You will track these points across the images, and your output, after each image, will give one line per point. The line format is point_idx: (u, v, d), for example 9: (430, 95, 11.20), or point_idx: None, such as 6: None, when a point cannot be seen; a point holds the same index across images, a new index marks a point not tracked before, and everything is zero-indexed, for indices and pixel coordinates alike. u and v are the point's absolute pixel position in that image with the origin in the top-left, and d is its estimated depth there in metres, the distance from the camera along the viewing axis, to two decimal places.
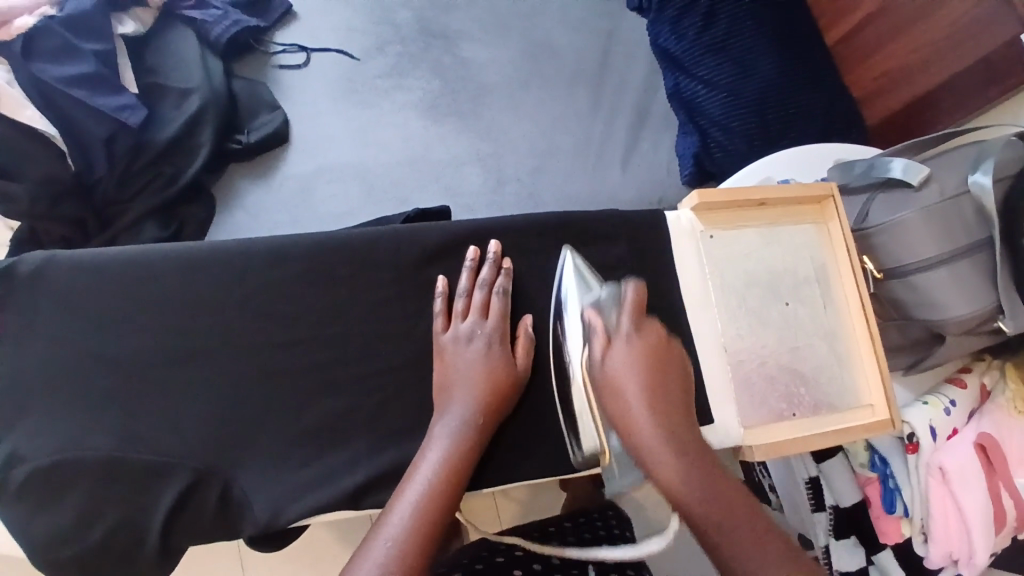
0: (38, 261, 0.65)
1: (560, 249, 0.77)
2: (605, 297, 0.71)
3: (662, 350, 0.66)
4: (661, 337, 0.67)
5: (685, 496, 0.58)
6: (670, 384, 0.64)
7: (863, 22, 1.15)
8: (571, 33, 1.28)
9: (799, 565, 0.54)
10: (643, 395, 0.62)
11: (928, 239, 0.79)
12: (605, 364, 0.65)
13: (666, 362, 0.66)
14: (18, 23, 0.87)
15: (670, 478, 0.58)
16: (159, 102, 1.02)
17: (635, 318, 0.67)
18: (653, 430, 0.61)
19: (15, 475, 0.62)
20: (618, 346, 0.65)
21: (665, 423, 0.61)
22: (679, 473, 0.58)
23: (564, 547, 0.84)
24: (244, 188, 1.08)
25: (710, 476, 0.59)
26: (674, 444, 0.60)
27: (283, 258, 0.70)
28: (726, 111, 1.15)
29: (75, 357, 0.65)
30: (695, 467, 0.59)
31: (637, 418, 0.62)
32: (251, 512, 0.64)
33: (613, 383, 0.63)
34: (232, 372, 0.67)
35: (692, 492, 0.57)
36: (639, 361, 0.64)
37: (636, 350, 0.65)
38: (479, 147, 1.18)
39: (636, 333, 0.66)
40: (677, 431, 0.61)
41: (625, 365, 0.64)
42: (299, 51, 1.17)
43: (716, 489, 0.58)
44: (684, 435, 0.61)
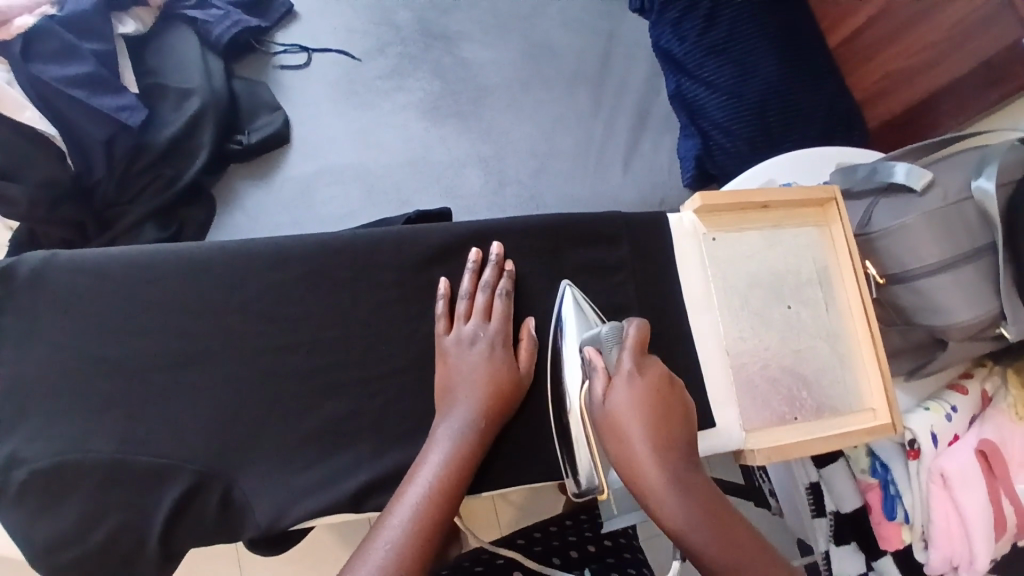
0: (38, 262, 0.65)
1: (559, 282, 0.77)
2: (607, 334, 0.67)
3: (668, 390, 0.61)
4: (666, 377, 0.62)
5: (696, 545, 0.54)
6: (677, 425, 0.60)
7: (865, 25, 1.14)
8: (572, 34, 1.28)
9: None
10: (647, 439, 0.57)
11: (931, 244, 0.79)
12: (605, 404, 0.60)
13: (672, 404, 0.61)
14: (18, 23, 0.87)
15: (681, 527, 0.54)
16: (159, 103, 1.02)
17: (637, 355, 0.63)
18: (661, 474, 0.56)
19: (14, 478, 0.62)
20: (621, 386, 0.60)
21: (671, 464, 0.57)
22: (690, 521, 0.54)
23: (556, 548, 0.85)
24: (243, 190, 1.07)
25: (720, 521, 0.55)
26: (683, 490, 0.56)
27: (284, 259, 0.69)
28: (728, 113, 1.14)
29: (75, 358, 0.65)
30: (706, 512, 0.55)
31: (643, 462, 0.57)
32: (252, 515, 0.64)
33: (614, 425, 0.59)
34: (233, 374, 0.67)
35: (706, 543, 0.53)
36: (642, 401, 0.59)
37: (638, 390, 0.60)
38: (480, 147, 1.18)
39: (639, 372, 0.61)
40: (684, 471, 0.57)
41: (627, 405, 0.59)
42: (300, 52, 1.17)
43: (728, 535, 0.54)
44: (691, 477, 0.57)
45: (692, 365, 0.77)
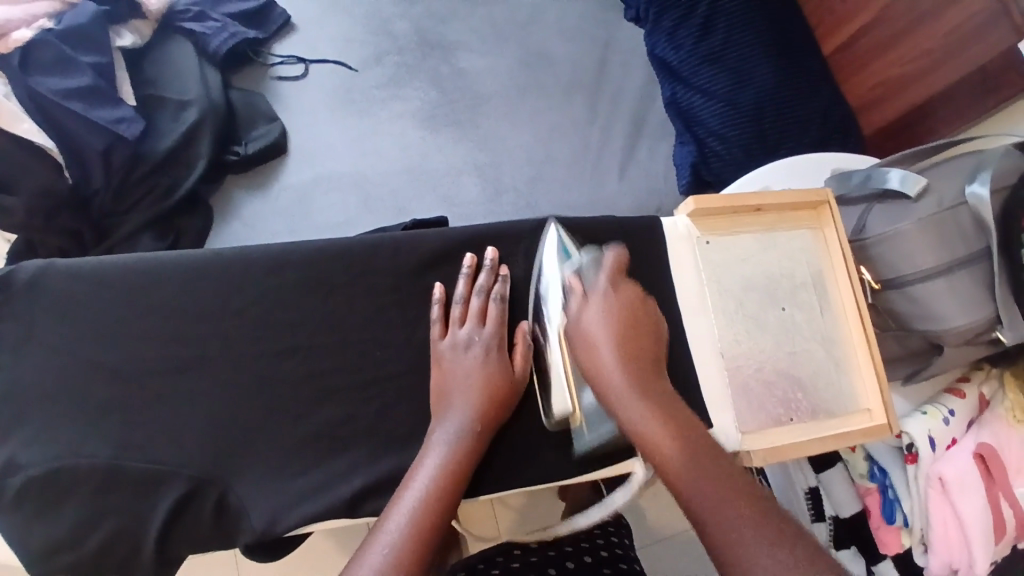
0: (36, 269, 0.65)
1: (546, 220, 0.77)
2: (586, 260, 0.71)
3: (638, 309, 0.67)
4: (637, 297, 0.68)
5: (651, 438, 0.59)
6: (644, 340, 0.66)
7: (860, 32, 1.15)
8: (568, 43, 1.29)
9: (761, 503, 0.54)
10: (614, 349, 0.64)
11: (924, 249, 0.79)
12: (579, 321, 0.66)
13: (641, 321, 0.67)
14: (16, 36, 0.88)
15: (638, 422, 0.60)
16: (157, 114, 1.02)
17: (612, 279, 0.68)
18: (622, 375, 0.63)
19: (11, 485, 0.62)
20: (594, 304, 0.67)
21: (633, 370, 0.63)
22: (645, 417, 0.60)
23: (564, 554, 0.85)
24: (241, 200, 1.08)
25: (677, 421, 0.61)
26: (646, 397, 0.62)
27: (281, 267, 0.70)
28: (724, 120, 1.15)
29: (72, 365, 0.65)
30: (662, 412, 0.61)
31: (607, 368, 0.63)
32: (248, 520, 0.64)
33: (585, 338, 0.65)
34: (230, 381, 0.67)
35: (659, 434, 0.59)
36: (612, 318, 0.66)
37: (610, 307, 0.66)
38: (477, 155, 1.18)
39: (612, 293, 0.67)
40: (646, 378, 0.63)
41: (598, 321, 0.65)
42: (298, 63, 1.17)
43: (682, 432, 0.60)
44: (655, 389, 0.63)
45: (687, 370, 0.77)
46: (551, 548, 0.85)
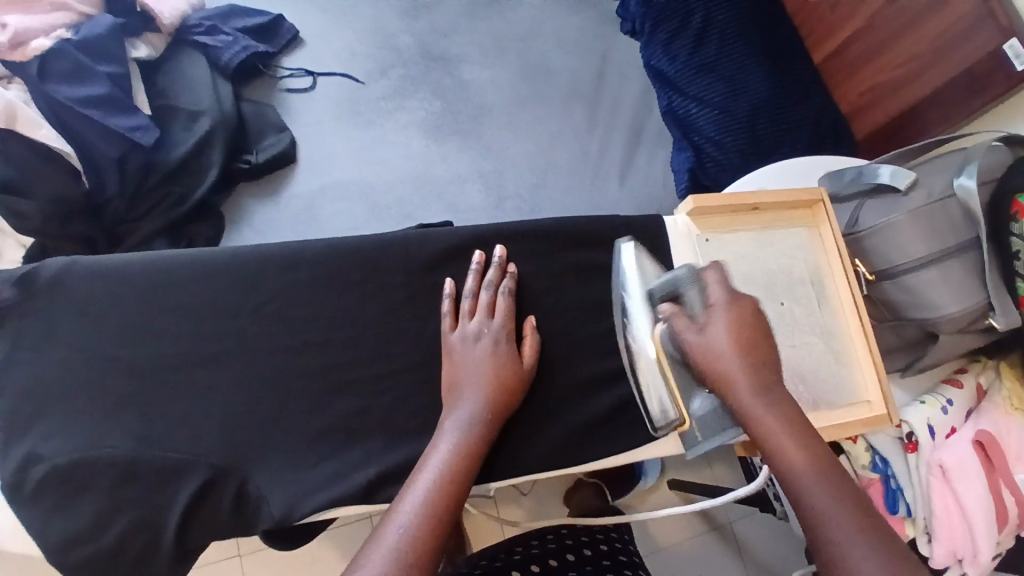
0: (60, 266, 0.67)
1: (618, 241, 0.80)
2: (680, 275, 0.68)
3: (762, 323, 0.63)
4: (758, 308, 0.64)
5: (772, 441, 0.57)
6: (768, 355, 0.62)
7: (848, 40, 1.19)
8: (567, 55, 1.33)
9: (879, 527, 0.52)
10: (739, 362, 0.60)
11: (916, 239, 0.83)
12: (699, 341, 0.62)
13: (761, 333, 0.63)
14: (34, 45, 0.91)
15: (760, 423, 0.58)
16: (170, 124, 1.05)
17: (725, 293, 0.64)
18: (750, 383, 0.59)
19: (32, 475, 0.63)
20: (716, 319, 0.62)
21: (761, 379, 0.60)
22: (768, 420, 0.58)
23: (567, 547, 0.86)
24: (252, 207, 1.11)
25: (804, 430, 0.58)
26: (766, 394, 0.59)
27: (297, 263, 0.72)
28: (720, 127, 1.19)
29: (90, 357, 0.66)
30: (792, 419, 0.58)
31: (733, 374, 0.60)
32: (267, 507, 0.65)
33: (710, 353, 0.61)
34: (245, 374, 0.68)
35: (781, 442, 0.57)
36: (735, 333, 0.61)
37: (733, 325, 0.62)
38: (480, 164, 1.21)
39: (731, 307, 0.63)
40: (773, 389, 0.60)
41: (725, 338, 0.61)
42: (306, 76, 1.21)
43: (806, 440, 0.57)
44: (779, 390, 0.60)
45: None
46: (554, 542, 0.87)
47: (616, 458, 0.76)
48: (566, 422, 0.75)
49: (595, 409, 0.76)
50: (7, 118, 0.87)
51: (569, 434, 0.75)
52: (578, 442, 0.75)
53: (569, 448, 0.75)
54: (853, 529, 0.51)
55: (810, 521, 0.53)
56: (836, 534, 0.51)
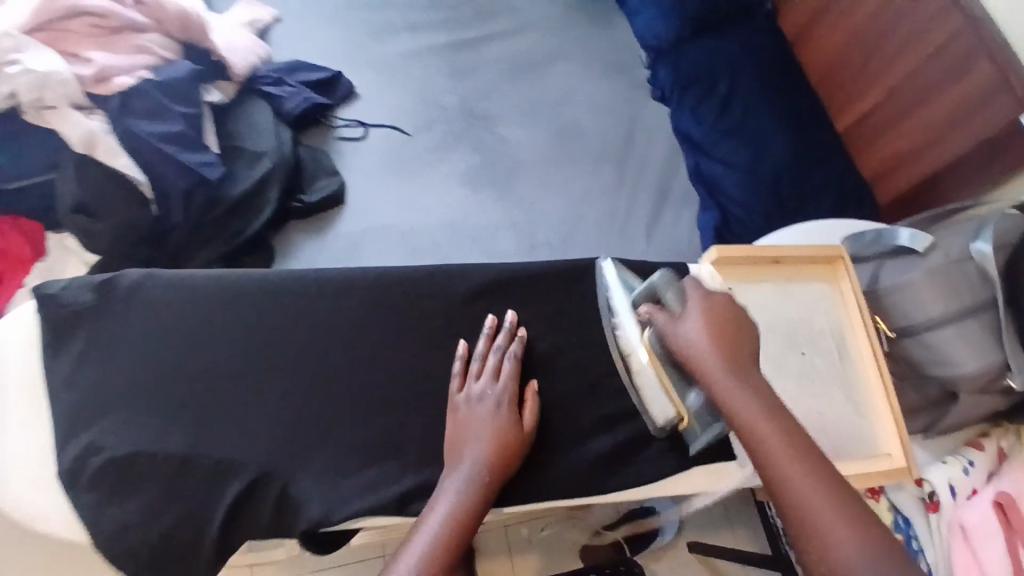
0: (138, 278, 0.74)
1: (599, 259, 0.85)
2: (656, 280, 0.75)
3: (733, 314, 0.71)
4: (728, 301, 0.71)
5: (747, 421, 0.64)
6: (741, 340, 0.69)
7: (870, 111, 1.25)
8: (600, 117, 1.40)
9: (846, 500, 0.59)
10: (713, 348, 0.68)
11: (934, 297, 0.86)
12: (680, 335, 0.69)
13: (734, 322, 0.70)
14: (117, 80, 1.03)
15: (735, 405, 0.65)
16: (234, 163, 1.15)
17: (695, 294, 0.71)
18: (724, 368, 0.66)
19: (92, 464, 0.68)
20: (690, 317, 0.70)
21: (734, 364, 0.67)
22: (744, 403, 0.65)
23: None
24: (300, 243, 1.18)
25: (778, 411, 0.64)
26: (741, 377, 0.66)
27: (347, 289, 0.78)
28: (746, 189, 1.25)
29: (155, 362, 0.72)
30: (765, 399, 0.65)
31: (708, 360, 0.67)
32: (306, 512, 0.68)
33: (687, 344, 0.68)
34: (292, 387, 0.73)
35: (758, 422, 0.63)
36: (710, 325, 0.69)
37: (703, 320, 0.69)
38: (513, 214, 1.28)
39: (704, 304, 0.70)
40: (746, 373, 0.67)
41: (698, 330, 0.68)
42: (358, 126, 1.31)
43: (779, 418, 0.64)
44: (754, 372, 0.67)
45: None
46: None
47: (637, 491, 0.78)
48: (591, 452, 0.78)
49: (622, 444, 0.79)
50: (88, 146, 0.98)
51: (593, 465, 0.77)
52: (602, 472, 0.78)
53: (592, 478, 0.77)
54: (823, 505, 0.58)
55: (788, 499, 0.60)
56: (811, 506, 0.59)
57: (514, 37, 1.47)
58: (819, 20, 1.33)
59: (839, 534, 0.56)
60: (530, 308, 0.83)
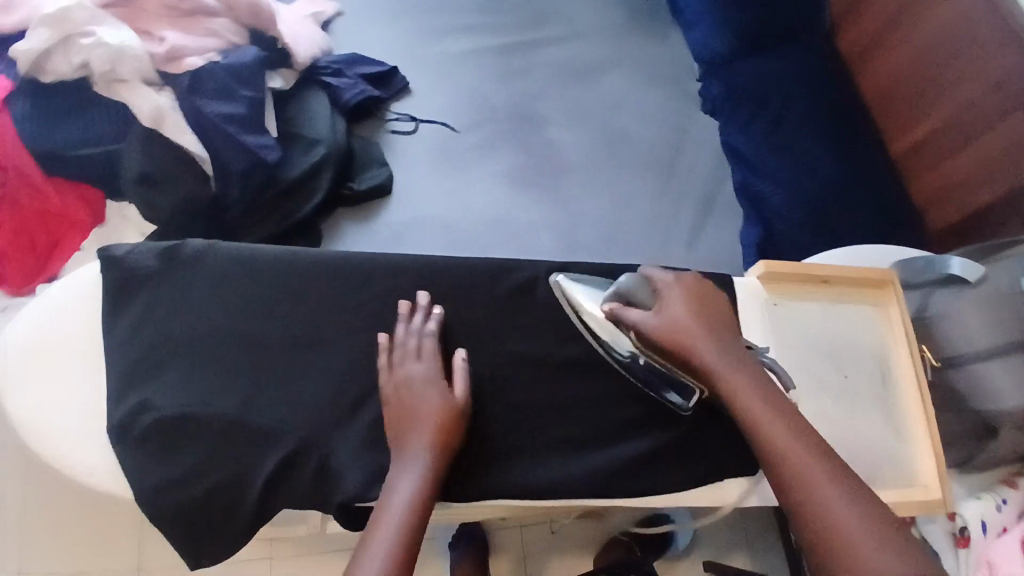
0: (202, 248, 0.78)
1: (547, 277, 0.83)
2: (625, 282, 0.73)
3: (709, 295, 0.72)
4: (697, 282, 0.73)
5: (738, 391, 0.65)
6: (719, 318, 0.70)
7: (925, 138, 1.23)
8: (648, 126, 1.41)
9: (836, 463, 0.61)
10: (696, 329, 0.68)
11: (982, 328, 0.86)
12: (660, 322, 0.68)
13: (711, 301, 0.71)
14: (187, 61, 1.07)
15: (726, 376, 0.66)
16: (290, 147, 1.18)
17: (667, 282, 0.72)
18: (711, 343, 0.67)
19: (142, 421, 0.71)
20: (670, 301, 0.70)
21: (718, 337, 0.68)
22: (733, 374, 0.66)
23: None
24: (347, 230, 1.22)
25: (767, 383, 0.66)
26: (727, 352, 0.67)
27: (396, 274, 0.80)
28: (792, 207, 1.24)
29: (210, 329, 0.75)
30: (753, 371, 0.67)
31: (696, 338, 0.67)
32: (343, 485, 0.70)
33: (671, 328, 0.67)
34: (336, 365, 0.75)
35: (748, 393, 0.65)
36: (691, 307, 0.69)
37: (683, 302, 0.69)
38: (556, 216, 1.30)
39: (680, 289, 0.71)
40: (730, 347, 0.68)
41: (677, 311, 0.68)
42: (410, 120, 1.34)
43: (767, 388, 0.66)
44: (737, 348, 0.68)
45: None
46: None
47: (665, 498, 0.79)
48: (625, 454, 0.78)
49: (655, 446, 0.79)
50: (155, 120, 1.01)
51: (626, 467, 0.78)
52: (634, 474, 0.78)
53: (623, 480, 0.77)
54: (815, 467, 0.60)
55: (781, 461, 0.61)
56: (807, 473, 0.60)
57: (568, 43, 1.49)
58: (878, 44, 1.32)
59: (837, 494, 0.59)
60: None
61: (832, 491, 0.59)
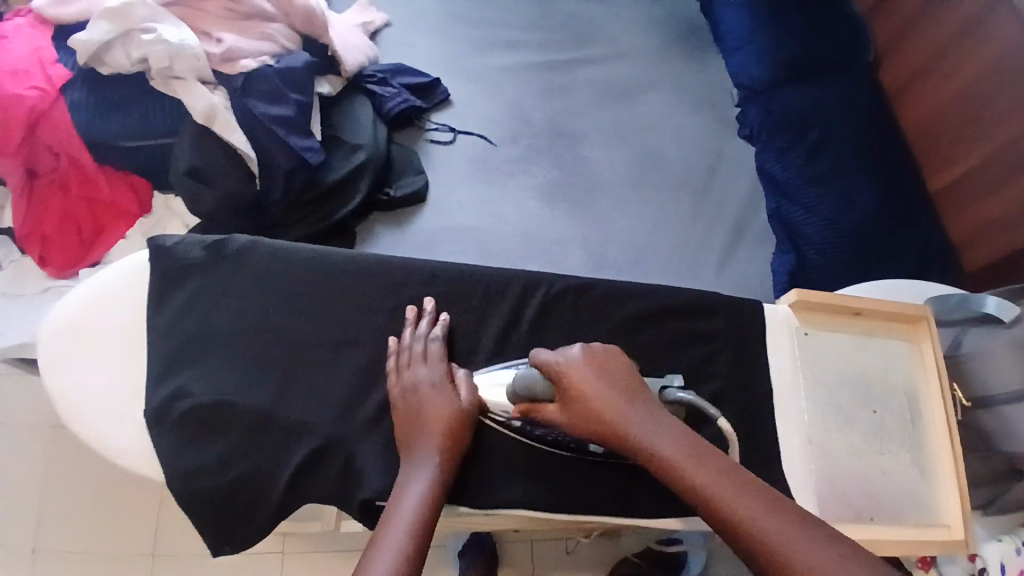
0: (247, 243, 0.80)
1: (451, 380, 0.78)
2: (521, 378, 0.72)
3: (613, 363, 0.71)
4: (593, 351, 0.72)
5: (675, 458, 0.65)
6: (629, 384, 0.70)
7: (965, 174, 1.22)
8: (682, 149, 1.42)
9: (791, 509, 0.61)
10: (613, 406, 0.67)
11: (1014, 368, 0.84)
12: (574, 415, 0.68)
13: (616, 367, 0.71)
14: (242, 62, 1.11)
15: (659, 446, 0.66)
16: (333, 151, 1.21)
17: (562, 365, 0.70)
18: (631, 414, 0.67)
19: (181, 405, 0.74)
20: (576, 383, 0.68)
21: (636, 405, 0.68)
22: (664, 440, 0.66)
23: None
24: (381, 235, 1.25)
25: (697, 442, 0.66)
26: (650, 418, 0.67)
27: (430, 279, 0.82)
28: (826, 237, 1.24)
29: (250, 322, 0.78)
30: (682, 434, 0.67)
31: (615, 415, 0.67)
32: (369, 481, 0.72)
33: (585, 414, 0.67)
34: (369, 364, 0.77)
35: (686, 458, 0.65)
36: (602, 382, 0.68)
37: (588, 380, 0.68)
38: (586, 233, 1.31)
39: (580, 367, 0.69)
40: (651, 411, 0.68)
41: (585, 393, 0.68)
42: (448, 131, 1.37)
43: (700, 448, 0.66)
44: (658, 411, 0.69)
45: (772, 441, 0.81)
46: None
47: (684, 519, 0.78)
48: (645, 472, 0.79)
49: None
50: (208, 118, 1.04)
51: (644, 485, 0.78)
52: (650, 489, 0.78)
53: (642, 497, 0.78)
54: (776, 519, 0.59)
55: (741, 525, 0.60)
56: (769, 521, 0.59)
57: (608, 62, 1.51)
58: (921, 78, 1.32)
59: (808, 540, 0.58)
60: (601, 322, 0.84)
61: (799, 535, 0.58)
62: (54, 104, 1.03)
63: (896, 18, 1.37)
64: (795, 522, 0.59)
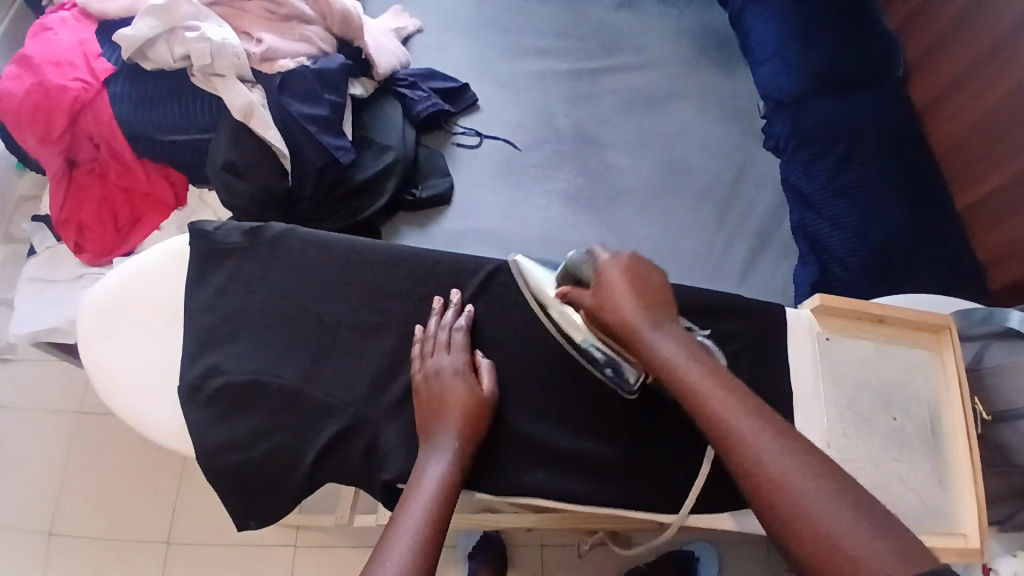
0: (283, 230, 0.83)
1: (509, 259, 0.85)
2: (575, 261, 0.78)
3: (650, 275, 0.74)
4: (639, 259, 0.75)
5: (680, 366, 0.65)
6: (657, 295, 0.72)
7: (993, 192, 1.21)
8: (707, 159, 1.43)
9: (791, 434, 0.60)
10: (634, 305, 0.70)
11: None
12: (598, 303, 0.72)
13: (651, 280, 0.73)
14: (280, 62, 1.14)
15: (666, 353, 0.67)
16: (363, 151, 1.25)
17: (604, 262, 0.74)
18: (648, 317, 0.69)
19: (213, 382, 0.77)
20: (609, 279, 0.72)
21: (654, 314, 0.70)
22: (673, 349, 0.67)
23: None
24: (405, 234, 1.27)
25: (706, 358, 0.67)
26: (663, 327, 0.69)
27: (457, 271, 0.84)
28: (850, 250, 1.24)
29: (282, 307, 0.80)
30: (693, 346, 0.68)
31: (632, 316, 0.70)
32: (390, 465, 0.74)
33: (606, 307, 0.71)
34: (393, 353, 0.79)
35: (690, 367, 0.65)
36: (630, 285, 0.71)
37: (619, 279, 0.72)
38: (608, 238, 1.32)
39: (618, 267, 0.73)
40: (668, 323, 0.70)
41: (612, 289, 0.71)
42: (475, 135, 1.40)
43: (706, 362, 0.66)
44: (674, 325, 0.70)
45: None
46: None
47: (699, 518, 0.79)
48: (660, 467, 0.79)
49: (693, 469, 0.79)
50: (245, 114, 1.07)
51: (658, 480, 0.79)
52: (666, 486, 0.78)
53: (656, 490, 0.78)
54: (773, 443, 0.59)
55: (736, 443, 0.59)
56: (766, 445, 0.58)
57: (636, 72, 1.53)
58: (950, 96, 1.31)
59: (798, 468, 0.57)
60: None
61: (792, 464, 0.57)
62: (97, 96, 1.07)
63: (926, 36, 1.37)
64: (791, 451, 0.58)
